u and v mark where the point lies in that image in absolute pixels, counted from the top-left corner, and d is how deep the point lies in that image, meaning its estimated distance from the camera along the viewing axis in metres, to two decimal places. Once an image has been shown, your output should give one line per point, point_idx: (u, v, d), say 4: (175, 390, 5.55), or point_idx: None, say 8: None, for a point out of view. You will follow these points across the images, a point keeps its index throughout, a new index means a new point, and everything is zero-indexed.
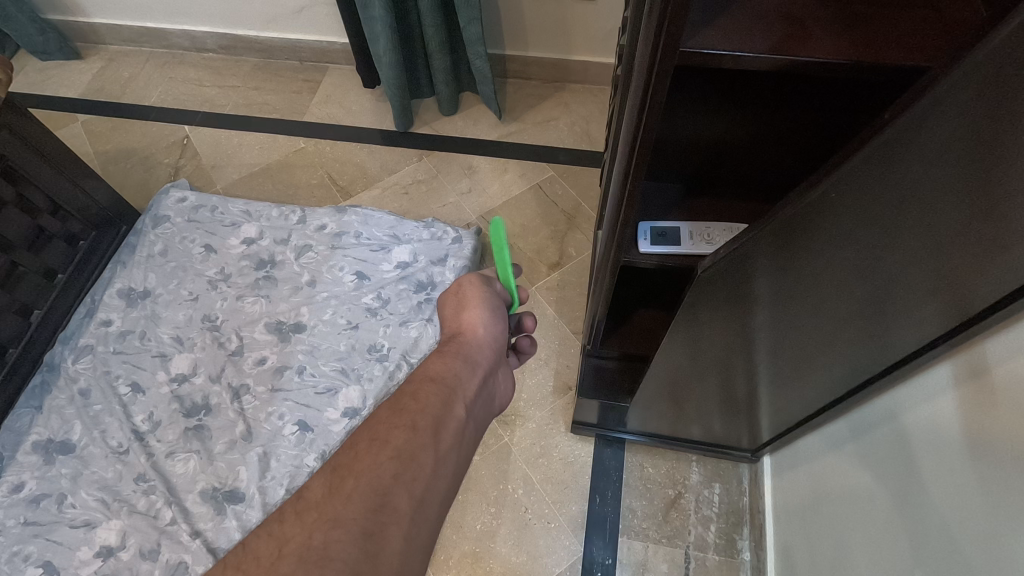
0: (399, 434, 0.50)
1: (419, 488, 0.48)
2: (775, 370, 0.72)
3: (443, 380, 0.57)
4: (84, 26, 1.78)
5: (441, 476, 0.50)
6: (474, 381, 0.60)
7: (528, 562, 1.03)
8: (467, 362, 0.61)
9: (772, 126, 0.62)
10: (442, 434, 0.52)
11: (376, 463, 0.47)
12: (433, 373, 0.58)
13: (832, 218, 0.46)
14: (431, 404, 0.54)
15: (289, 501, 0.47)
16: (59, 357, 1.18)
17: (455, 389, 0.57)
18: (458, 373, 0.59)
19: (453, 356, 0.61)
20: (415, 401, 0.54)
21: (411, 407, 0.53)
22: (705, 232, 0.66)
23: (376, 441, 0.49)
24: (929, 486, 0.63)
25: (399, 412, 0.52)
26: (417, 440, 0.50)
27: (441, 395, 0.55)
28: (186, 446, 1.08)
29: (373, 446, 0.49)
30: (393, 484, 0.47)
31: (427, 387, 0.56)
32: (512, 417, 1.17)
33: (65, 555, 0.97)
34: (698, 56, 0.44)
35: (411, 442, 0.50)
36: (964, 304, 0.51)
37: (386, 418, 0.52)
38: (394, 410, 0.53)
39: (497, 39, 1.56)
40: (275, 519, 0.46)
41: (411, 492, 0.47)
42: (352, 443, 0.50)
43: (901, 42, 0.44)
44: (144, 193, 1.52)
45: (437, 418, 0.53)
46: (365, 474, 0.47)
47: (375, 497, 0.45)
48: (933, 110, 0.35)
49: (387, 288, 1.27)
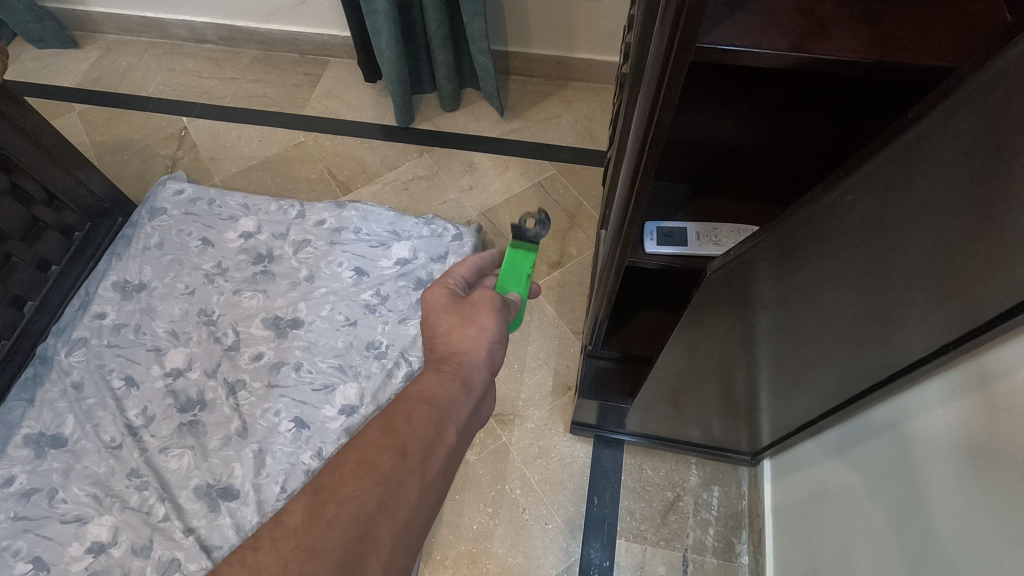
0: (386, 458, 0.48)
1: (402, 517, 0.47)
2: (778, 373, 0.71)
3: (437, 403, 0.55)
4: (82, 14, 1.75)
5: (424, 504, 0.49)
6: (469, 404, 0.57)
7: (525, 563, 1.02)
8: (463, 384, 0.58)
9: (786, 125, 0.61)
10: (431, 460, 0.51)
11: (360, 488, 0.46)
12: (428, 392, 0.55)
13: (844, 223, 0.46)
14: (423, 427, 0.52)
15: (269, 523, 0.45)
16: (52, 350, 1.16)
17: (449, 412, 0.55)
18: (453, 396, 0.56)
19: (451, 378, 0.57)
20: (407, 422, 0.52)
21: (402, 429, 0.51)
22: (713, 232, 0.65)
23: (362, 463, 0.48)
24: (931, 495, 0.62)
25: (390, 431, 0.51)
26: (405, 466, 0.49)
27: (434, 417, 0.53)
28: (180, 442, 1.07)
29: (359, 469, 0.47)
30: (376, 513, 0.46)
31: (420, 408, 0.53)
32: (510, 417, 1.16)
33: (55, 551, 0.96)
34: (712, 53, 0.43)
35: (398, 468, 0.48)
36: (974, 312, 0.50)
37: (376, 439, 0.50)
38: (385, 430, 0.50)
39: (500, 36, 1.55)
40: (250, 545, 0.44)
41: (394, 521, 0.46)
42: (337, 462, 0.48)
43: (922, 40, 0.44)
44: (140, 185, 1.50)
45: (427, 443, 0.51)
46: (348, 500, 0.45)
47: (357, 526, 0.44)
48: (957, 112, 0.35)
49: (386, 285, 1.25)
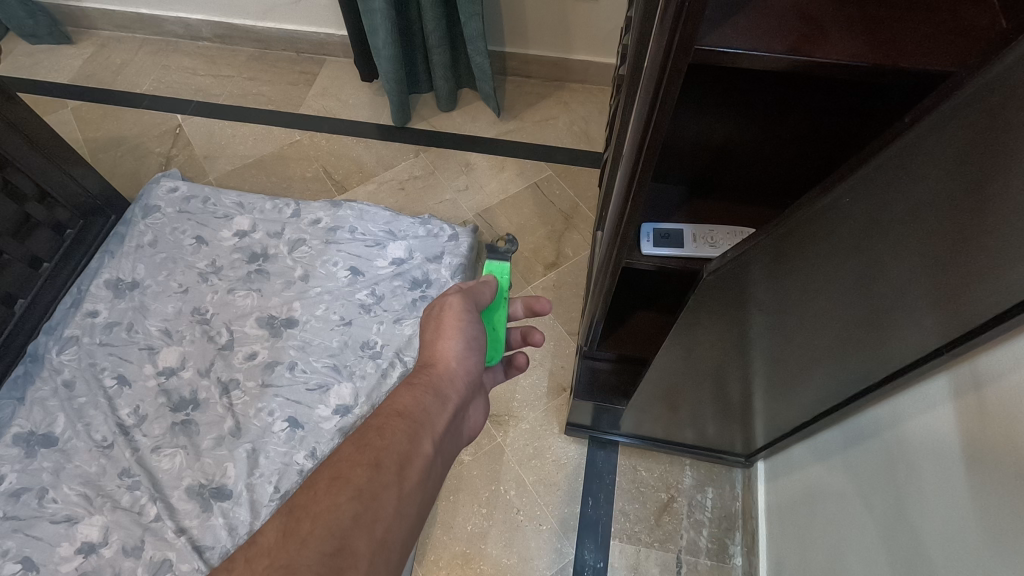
0: (361, 472, 0.48)
1: (380, 531, 0.46)
2: (771, 375, 0.72)
3: (410, 415, 0.55)
4: (76, 10, 1.74)
5: (403, 517, 0.48)
6: (445, 416, 0.58)
7: (519, 564, 1.02)
8: (436, 394, 0.59)
9: (780, 128, 0.62)
10: (408, 471, 0.50)
11: (335, 504, 0.46)
12: (401, 406, 0.56)
13: (838, 226, 0.46)
14: (397, 440, 0.52)
15: (247, 545, 0.44)
16: (43, 348, 1.15)
17: (424, 424, 0.55)
18: (427, 407, 0.57)
19: (423, 390, 0.58)
20: (381, 436, 0.52)
21: (376, 443, 0.51)
22: (708, 234, 0.66)
23: (336, 477, 0.48)
24: (922, 498, 0.62)
25: (363, 446, 0.51)
26: (380, 479, 0.48)
27: (408, 430, 0.53)
28: (173, 441, 1.06)
29: (333, 485, 0.47)
30: (352, 527, 0.45)
31: (394, 421, 0.54)
32: (505, 418, 1.16)
33: (45, 551, 0.95)
34: (709, 55, 0.43)
35: (373, 481, 0.48)
36: (965, 317, 0.51)
37: (350, 455, 0.50)
38: (359, 445, 0.51)
39: (497, 36, 1.55)
40: (224, 567, 0.43)
41: (371, 535, 0.45)
42: (311, 481, 0.48)
43: (918, 44, 0.44)
44: (134, 182, 1.49)
45: (403, 455, 0.51)
46: (323, 516, 0.45)
47: (333, 541, 0.44)
48: (955, 115, 0.35)
49: (381, 284, 1.25)
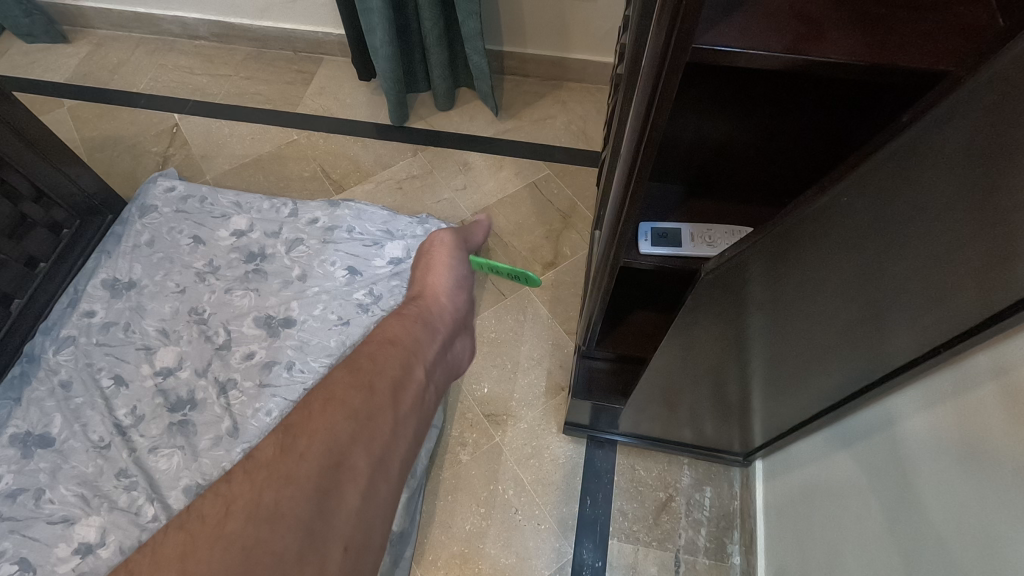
0: (355, 394, 0.52)
1: (378, 447, 0.50)
2: (770, 374, 0.72)
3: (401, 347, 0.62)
4: (72, 9, 1.74)
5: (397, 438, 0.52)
6: (432, 347, 0.65)
7: (517, 564, 1.02)
8: (423, 330, 0.66)
9: (779, 127, 0.62)
10: (399, 395, 0.55)
11: (332, 424, 0.49)
12: (392, 336, 0.63)
13: (837, 225, 0.46)
14: (388, 366, 0.58)
15: (246, 459, 0.48)
16: (39, 348, 1.14)
17: (414, 354, 0.62)
18: (417, 338, 0.64)
19: (412, 323, 0.67)
20: (373, 361, 0.58)
21: (368, 367, 0.57)
22: (707, 233, 0.65)
23: (330, 399, 0.51)
24: (921, 496, 0.62)
25: (357, 370, 0.56)
26: (374, 402, 0.53)
27: (399, 358, 0.60)
28: (170, 441, 1.06)
29: (329, 406, 0.51)
30: (351, 442, 0.49)
31: (386, 350, 0.60)
32: (503, 418, 1.16)
33: (41, 552, 0.94)
34: (708, 54, 0.43)
35: (368, 402, 0.52)
36: (964, 316, 0.51)
37: (343, 381, 0.54)
38: (351, 370, 0.55)
39: (495, 36, 1.55)
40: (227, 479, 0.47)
41: (369, 450, 0.49)
42: (306, 403, 0.52)
43: (916, 43, 0.44)
44: (130, 181, 1.49)
45: (395, 381, 0.56)
46: (321, 432, 0.48)
47: (331, 455, 0.47)
48: (955, 113, 0.34)
49: (379, 284, 1.25)
